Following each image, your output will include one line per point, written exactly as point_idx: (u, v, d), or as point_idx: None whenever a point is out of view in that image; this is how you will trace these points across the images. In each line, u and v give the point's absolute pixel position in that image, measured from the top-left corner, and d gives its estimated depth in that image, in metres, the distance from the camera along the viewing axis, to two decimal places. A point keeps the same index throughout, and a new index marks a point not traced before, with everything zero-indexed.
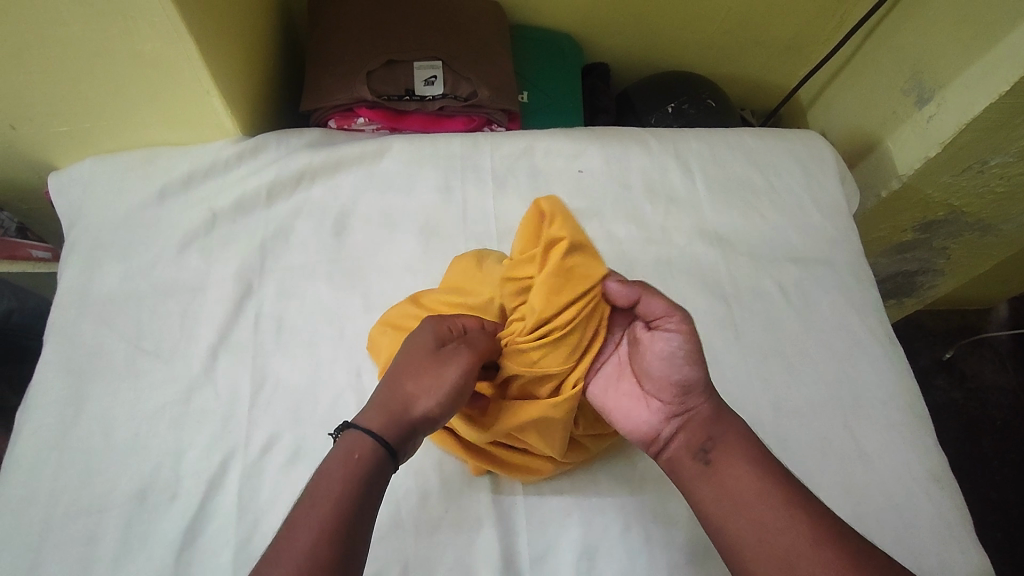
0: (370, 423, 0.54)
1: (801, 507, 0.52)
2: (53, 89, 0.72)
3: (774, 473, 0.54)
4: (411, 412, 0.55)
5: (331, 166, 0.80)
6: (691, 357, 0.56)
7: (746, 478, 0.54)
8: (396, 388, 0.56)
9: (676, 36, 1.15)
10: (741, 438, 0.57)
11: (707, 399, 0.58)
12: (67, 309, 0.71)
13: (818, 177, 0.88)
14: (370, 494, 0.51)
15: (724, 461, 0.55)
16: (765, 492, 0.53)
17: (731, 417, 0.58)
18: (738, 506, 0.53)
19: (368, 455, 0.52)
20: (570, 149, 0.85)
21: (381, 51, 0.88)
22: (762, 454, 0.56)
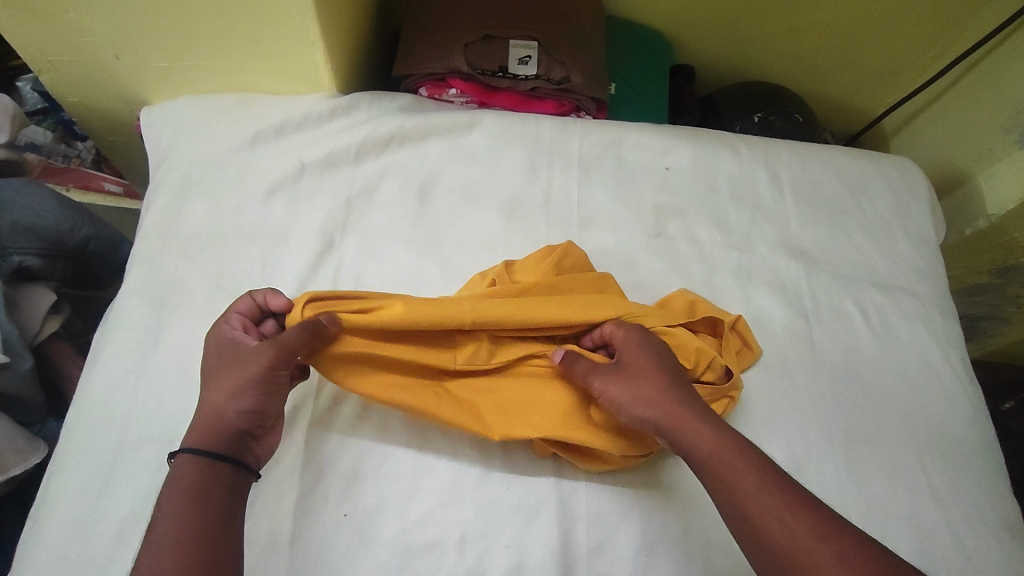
0: (194, 443, 0.54)
1: (776, 502, 0.51)
2: (163, 24, 0.73)
3: (757, 472, 0.53)
4: (218, 419, 0.54)
5: (421, 132, 0.80)
6: (634, 389, 0.59)
7: (720, 482, 0.54)
8: (206, 407, 0.55)
9: (766, 47, 1.13)
10: (720, 438, 0.56)
11: (667, 409, 0.58)
12: (152, 241, 0.72)
13: (909, 204, 0.85)
14: (218, 497, 0.52)
15: (700, 470, 0.55)
16: (738, 493, 0.53)
17: (694, 415, 0.57)
18: (734, 516, 0.53)
19: (201, 469, 0.52)
20: (659, 145, 0.84)
21: (480, 25, 0.87)
22: (742, 451, 0.55)
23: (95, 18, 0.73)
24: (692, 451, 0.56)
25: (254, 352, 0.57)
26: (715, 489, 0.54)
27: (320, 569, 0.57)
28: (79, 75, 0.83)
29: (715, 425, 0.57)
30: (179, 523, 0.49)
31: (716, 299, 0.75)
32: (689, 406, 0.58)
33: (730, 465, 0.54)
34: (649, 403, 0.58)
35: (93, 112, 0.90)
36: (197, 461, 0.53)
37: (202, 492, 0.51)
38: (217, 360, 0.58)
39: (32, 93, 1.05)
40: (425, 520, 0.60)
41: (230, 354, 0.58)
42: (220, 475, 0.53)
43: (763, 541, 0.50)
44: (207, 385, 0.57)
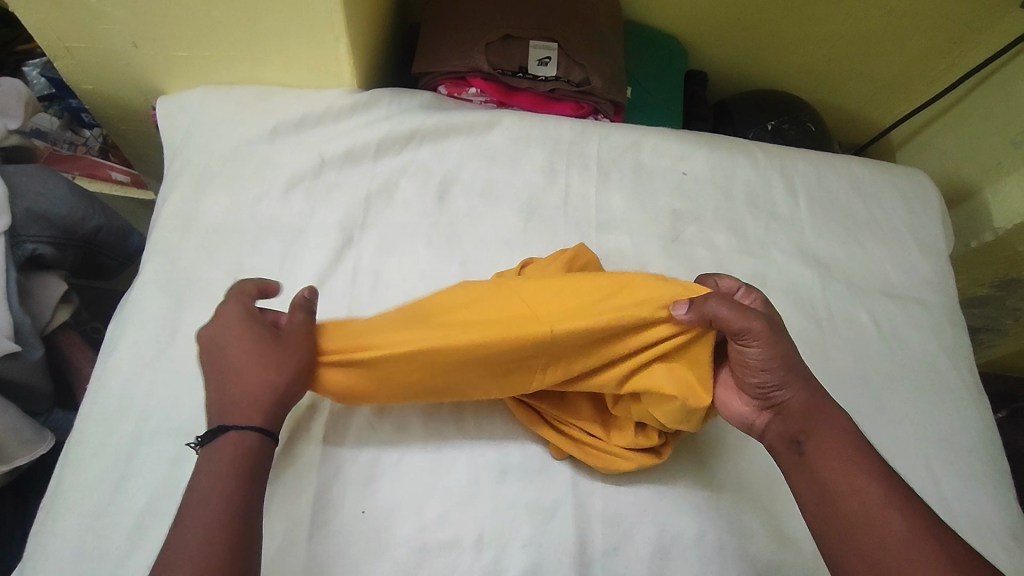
0: (254, 422, 0.53)
1: (895, 496, 0.51)
2: (187, 14, 0.73)
3: (868, 464, 0.53)
4: (248, 395, 0.54)
5: (441, 130, 0.80)
6: (775, 359, 0.56)
7: (837, 468, 0.53)
8: (235, 381, 0.54)
9: (779, 56, 1.13)
10: (841, 426, 0.55)
11: (805, 390, 0.56)
12: (169, 232, 0.71)
13: (921, 215, 0.86)
14: (256, 479, 0.51)
15: (817, 450, 0.54)
16: (859, 482, 0.52)
17: (827, 403, 0.57)
18: (827, 496, 0.52)
19: (251, 449, 0.52)
20: (677, 150, 0.84)
21: (501, 25, 0.87)
22: (858, 444, 0.54)
23: (116, 5, 0.72)
24: (817, 433, 0.55)
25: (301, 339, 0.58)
26: (831, 470, 0.53)
27: (337, 566, 0.57)
28: (96, 63, 0.82)
29: (844, 416, 0.56)
30: (224, 507, 0.48)
31: None
32: (814, 387, 0.57)
33: (841, 451, 0.54)
34: (779, 372, 0.56)
35: (107, 101, 0.89)
36: (249, 438, 0.52)
37: (251, 473, 0.51)
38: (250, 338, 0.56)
39: (41, 78, 1.02)
40: (443, 518, 0.60)
41: (256, 327, 0.57)
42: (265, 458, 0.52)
43: (854, 525, 0.50)
44: (243, 365, 0.55)
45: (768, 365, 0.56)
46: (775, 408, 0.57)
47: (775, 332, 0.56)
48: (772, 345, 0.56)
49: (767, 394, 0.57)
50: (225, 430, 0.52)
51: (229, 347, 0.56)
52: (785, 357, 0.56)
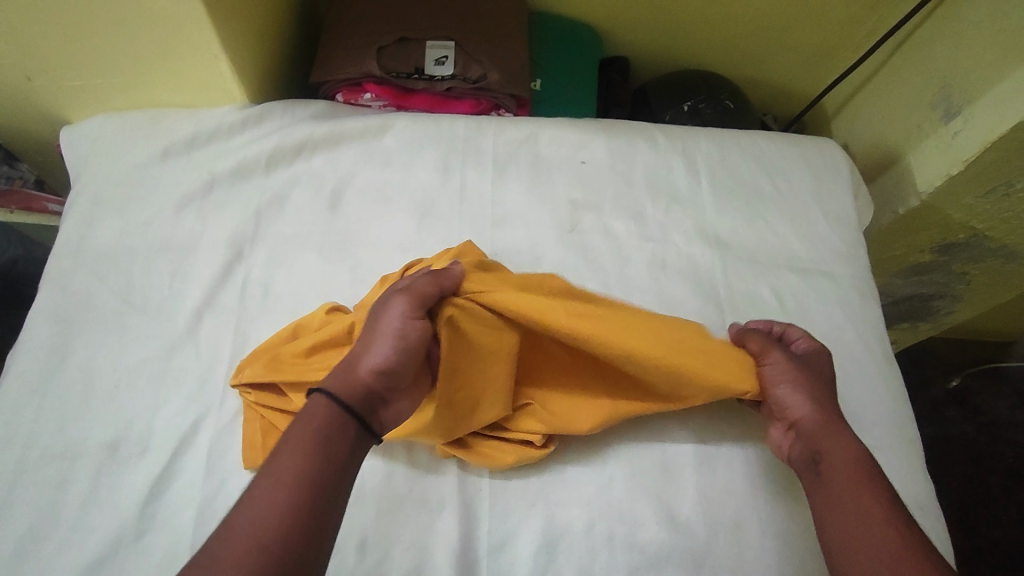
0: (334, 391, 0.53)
1: (899, 526, 0.52)
2: (65, 44, 0.74)
3: (875, 487, 0.54)
4: (362, 369, 0.53)
5: (333, 138, 0.80)
6: (794, 382, 0.62)
7: (847, 488, 0.55)
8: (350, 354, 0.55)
9: (699, 34, 1.12)
10: (853, 453, 0.57)
11: (815, 412, 0.60)
12: (61, 261, 0.72)
13: (829, 187, 0.85)
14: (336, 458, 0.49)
15: (828, 470, 0.57)
16: (863, 501, 0.53)
17: (842, 431, 0.59)
18: (835, 511, 0.54)
19: (329, 419, 0.51)
20: (574, 139, 0.84)
21: (393, 28, 0.87)
22: (869, 473, 0.56)
23: None
24: (824, 457, 0.57)
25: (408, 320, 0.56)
26: (837, 490, 0.55)
27: None
28: None
29: (857, 448, 0.57)
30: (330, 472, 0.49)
31: (628, 290, 0.75)
32: (832, 415, 0.60)
33: (851, 477, 0.55)
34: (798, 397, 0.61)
35: (16, 134, 0.90)
36: (331, 407, 0.52)
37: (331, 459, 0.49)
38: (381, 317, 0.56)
39: None
40: None
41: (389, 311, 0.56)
42: (345, 433, 0.51)
43: (856, 540, 0.52)
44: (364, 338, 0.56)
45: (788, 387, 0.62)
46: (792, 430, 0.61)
47: (802, 365, 0.63)
48: (790, 368, 0.63)
49: (784, 411, 0.62)
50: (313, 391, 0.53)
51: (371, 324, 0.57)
52: (805, 384, 0.62)
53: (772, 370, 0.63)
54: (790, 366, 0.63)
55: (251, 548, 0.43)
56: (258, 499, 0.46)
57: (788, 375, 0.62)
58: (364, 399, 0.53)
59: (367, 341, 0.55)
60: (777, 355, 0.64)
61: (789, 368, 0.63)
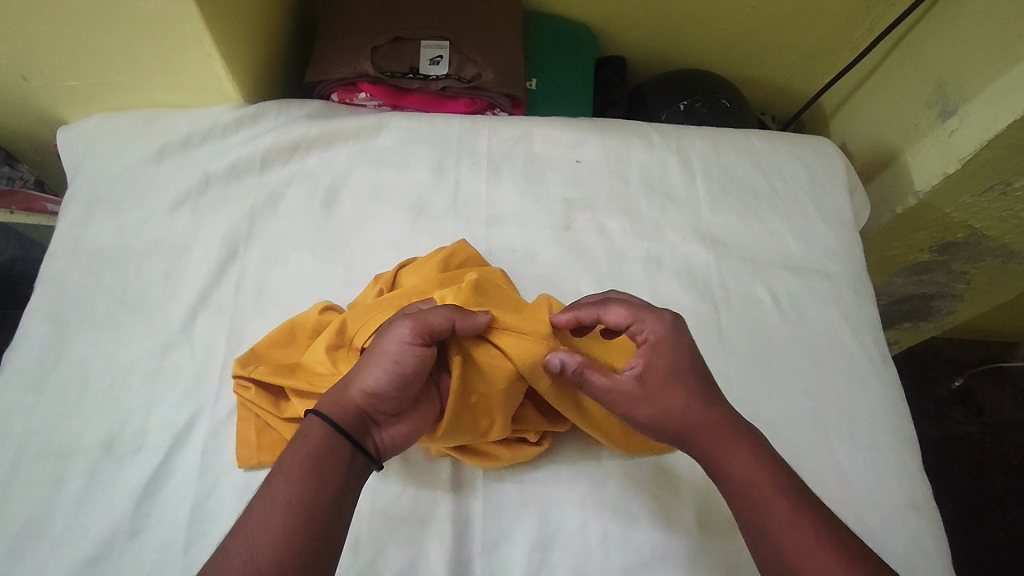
0: (330, 413, 0.54)
1: (816, 529, 0.50)
2: (59, 44, 0.74)
3: (783, 493, 0.52)
4: (354, 390, 0.55)
5: (327, 138, 0.80)
6: (664, 397, 0.56)
7: (761, 503, 0.52)
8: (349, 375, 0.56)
9: (696, 34, 1.12)
10: (750, 461, 0.54)
11: (699, 428, 0.55)
12: (57, 260, 0.73)
13: (825, 185, 0.85)
14: (331, 477, 0.52)
15: (732, 489, 0.54)
16: (773, 513, 0.51)
17: (735, 439, 0.55)
18: (756, 530, 0.52)
19: (323, 442, 0.53)
20: (569, 138, 0.84)
21: (388, 27, 0.88)
22: (775, 475, 0.53)
23: None
24: (728, 475, 0.54)
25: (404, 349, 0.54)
26: (744, 503, 0.53)
27: None
28: None
29: (756, 451, 0.54)
30: (318, 487, 0.51)
31: (623, 289, 0.75)
32: (720, 424, 0.55)
33: (759, 489, 0.52)
34: (673, 414, 0.55)
35: (13, 134, 0.91)
36: (324, 429, 0.54)
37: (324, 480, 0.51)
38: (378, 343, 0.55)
39: None
40: None
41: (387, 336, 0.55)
42: (338, 454, 0.53)
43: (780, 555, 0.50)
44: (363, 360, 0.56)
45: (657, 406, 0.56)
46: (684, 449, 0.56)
47: (665, 370, 0.56)
48: (651, 376, 0.56)
49: (665, 431, 0.56)
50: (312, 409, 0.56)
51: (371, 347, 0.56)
52: (666, 394, 0.56)
53: (637, 409, 0.56)
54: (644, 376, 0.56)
55: (243, 572, 0.46)
56: (250, 519, 0.49)
57: (655, 411, 0.55)
58: (354, 422, 0.54)
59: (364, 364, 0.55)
60: (619, 391, 0.56)
61: (649, 404, 0.56)
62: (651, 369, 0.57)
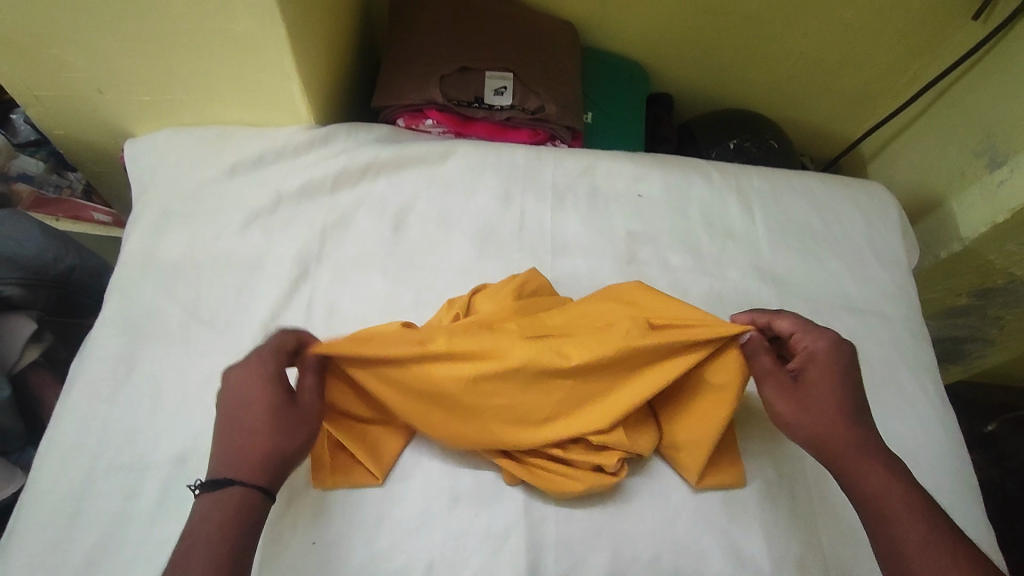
0: (250, 478, 0.53)
1: (946, 555, 0.50)
2: (145, 61, 0.76)
3: (915, 513, 0.52)
4: (261, 455, 0.54)
5: (396, 163, 0.82)
6: (801, 405, 0.60)
7: (895, 521, 0.53)
8: (243, 443, 0.54)
9: (742, 75, 1.15)
10: (885, 477, 0.55)
11: (837, 434, 0.57)
12: (130, 271, 0.73)
13: (879, 230, 0.87)
14: (248, 543, 0.51)
15: (864, 503, 0.55)
16: (902, 529, 0.52)
17: (868, 454, 0.56)
18: (884, 543, 0.52)
19: (245, 508, 0.52)
20: (631, 172, 0.86)
21: (455, 57, 0.90)
22: (910, 497, 0.53)
23: (79, 55, 0.75)
24: (859, 488, 0.55)
25: (305, 405, 0.58)
26: (878, 518, 0.54)
27: None
28: (65, 110, 0.85)
29: (890, 468, 0.55)
30: (226, 563, 0.49)
31: None
32: (858, 437, 0.57)
33: (893, 506, 0.53)
34: (812, 422, 0.59)
35: (79, 145, 0.92)
36: (251, 496, 0.52)
37: (241, 541, 0.50)
38: (265, 401, 0.56)
39: (26, 125, 1.07)
40: (389, 551, 0.60)
41: (274, 393, 0.56)
42: (260, 520, 0.52)
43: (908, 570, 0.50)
44: (245, 424, 0.55)
45: (799, 414, 0.60)
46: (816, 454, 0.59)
47: (819, 380, 0.60)
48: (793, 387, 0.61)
49: (798, 431, 0.60)
50: (207, 484, 0.52)
51: (240, 410, 0.56)
52: (812, 403, 0.59)
53: (777, 401, 0.61)
54: (786, 382, 0.61)
55: None
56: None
57: (796, 413, 0.60)
58: (272, 476, 0.54)
59: (253, 426, 0.55)
60: (772, 384, 0.61)
61: (792, 400, 0.60)
62: (808, 380, 0.61)
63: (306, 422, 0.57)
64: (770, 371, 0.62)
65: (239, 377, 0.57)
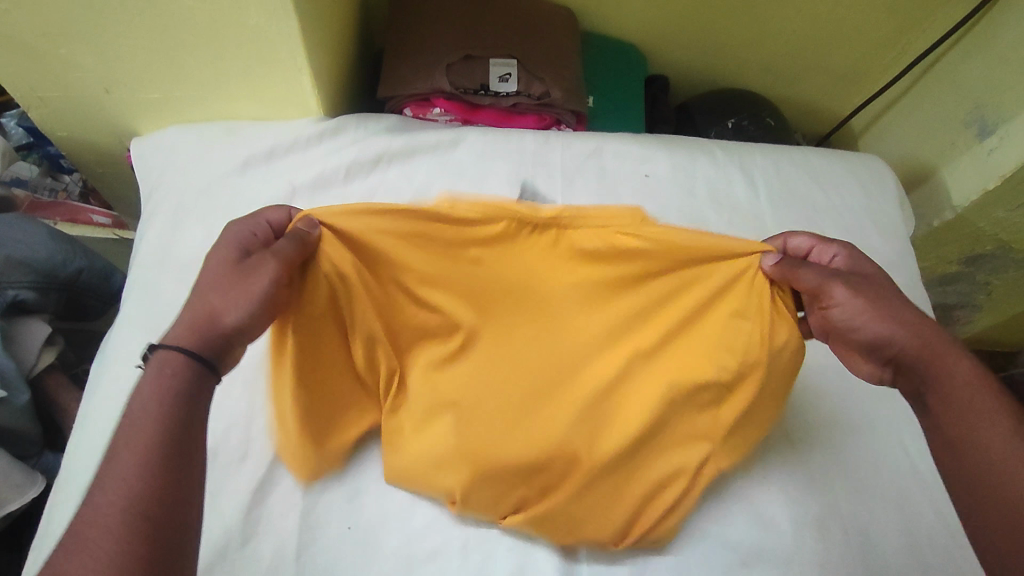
0: (179, 343, 0.50)
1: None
2: (153, 58, 0.75)
3: (996, 406, 0.51)
4: (207, 317, 0.51)
5: (407, 152, 0.83)
6: (867, 305, 0.56)
7: (970, 414, 0.51)
8: (195, 302, 0.52)
9: (736, 55, 1.17)
10: (969, 370, 0.53)
11: (913, 334, 0.55)
12: (148, 270, 0.74)
13: (880, 201, 0.89)
14: (193, 418, 0.47)
15: (940, 402, 0.53)
16: (982, 419, 0.51)
17: (951, 347, 0.55)
18: (956, 436, 0.51)
19: (180, 373, 0.48)
20: (638, 153, 0.87)
21: (460, 45, 0.90)
22: (989, 388, 0.52)
23: (85, 54, 0.75)
24: (943, 382, 0.53)
25: (257, 263, 0.54)
26: (953, 409, 0.52)
27: None
28: (69, 110, 0.84)
29: (969, 360, 0.54)
30: (167, 436, 0.45)
31: None
32: (931, 336, 0.55)
33: (974, 395, 0.52)
34: (884, 323, 0.56)
35: (83, 145, 0.91)
36: (186, 362, 0.49)
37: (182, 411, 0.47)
38: (226, 258, 0.55)
39: (17, 128, 1.03)
40: (427, 528, 0.61)
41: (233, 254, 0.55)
42: (195, 390, 0.48)
43: (982, 459, 0.50)
44: (203, 284, 0.53)
45: (870, 314, 0.56)
46: (890, 362, 0.57)
47: (877, 290, 0.58)
48: (860, 294, 0.57)
49: (849, 327, 0.57)
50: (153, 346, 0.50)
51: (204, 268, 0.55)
52: (876, 302, 0.57)
53: (844, 303, 0.57)
54: (857, 288, 0.57)
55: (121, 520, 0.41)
56: (98, 499, 0.42)
57: (862, 311, 0.56)
58: (212, 347, 0.50)
59: (209, 287, 0.53)
60: (838, 284, 0.57)
61: (862, 297, 0.57)
62: (868, 282, 0.58)
63: (255, 286, 0.53)
64: (848, 289, 0.57)
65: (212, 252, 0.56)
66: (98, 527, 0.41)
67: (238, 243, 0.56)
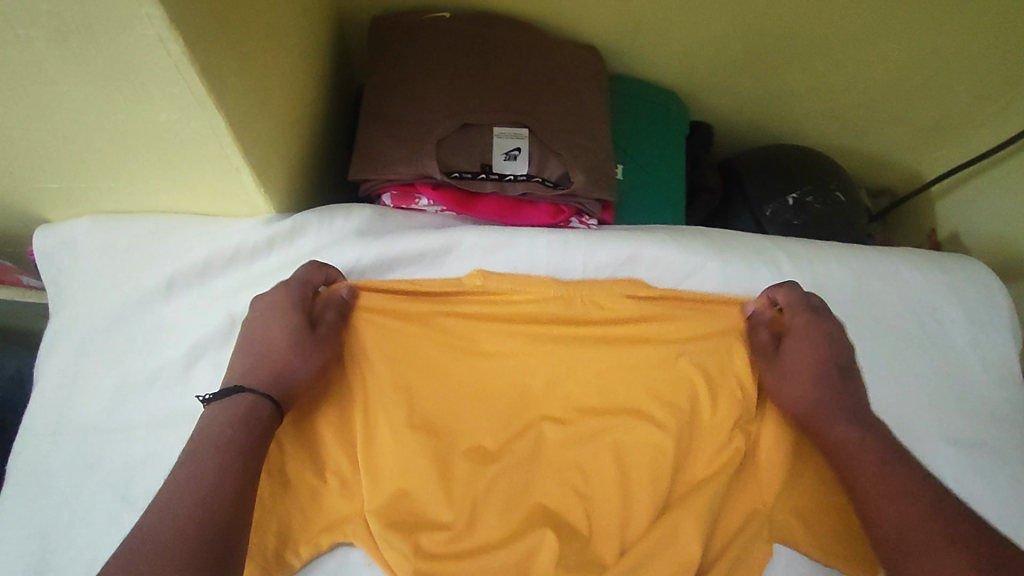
0: (252, 389, 0.51)
1: (917, 504, 0.49)
2: (36, 150, 0.54)
3: (881, 470, 0.52)
4: (277, 377, 0.52)
5: (384, 265, 0.64)
6: (787, 375, 0.58)
7: (864, 471, 0.52)
8: (264, 360, 0.53)
9: (797, 101, 0.95)
10: (861, 436, 0.54)
11: (817, 395, 0.56)
12: (40, 438, 0.59)
13: (985, 328, 0.71)
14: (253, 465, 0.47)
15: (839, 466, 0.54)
16: (874, 489, 0.51)
17: (847, 410, 0.56)
18: (859, 499, 0.52)
19: (245, 423, 0.49)
20: (682, 267, 0.68)
21: (455, 112, 0.70)
22: (884, 454, 0.53)
23: None
24: (828, 445, 0.55)
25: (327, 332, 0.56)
26: (852, 474, 0.53)
27: None
28: None
29: (864, 428, 0.55)
30: (220, 487, 0.44)
31: None
32: (835, 398, 0.56)
33: (866, 463, 0.53)
34: (799, 392, 0.57)
35: None
36: (257, 408, 0.50)
37: (245, 456, 0.47)
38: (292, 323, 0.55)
39: None
40: None
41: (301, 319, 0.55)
42: (260, 438, 0.49)
43: (884, 533, 0.49)
44: (270, 343, 0.54)
45: (790, 384, 0.57)
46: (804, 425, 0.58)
47: (808, 363, 0.57)
48: (779, 367, 0.58)
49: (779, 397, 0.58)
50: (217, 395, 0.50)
51: (267, 326, 0.55)
52: (800, 367, 0.57)
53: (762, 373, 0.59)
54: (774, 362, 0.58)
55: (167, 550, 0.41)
56: (135, 545, 0.41)
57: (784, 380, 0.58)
58: (280, 396, 0.52)
59: (279, 348, 0.53)
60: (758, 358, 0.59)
61: (778, 368, 0.58)
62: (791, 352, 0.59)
63: (321, 353, 0.55)
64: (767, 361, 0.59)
65: (267, 313, 0.55)
66: (158, 544, 0.41)
67: (297, 304, 0.56)
